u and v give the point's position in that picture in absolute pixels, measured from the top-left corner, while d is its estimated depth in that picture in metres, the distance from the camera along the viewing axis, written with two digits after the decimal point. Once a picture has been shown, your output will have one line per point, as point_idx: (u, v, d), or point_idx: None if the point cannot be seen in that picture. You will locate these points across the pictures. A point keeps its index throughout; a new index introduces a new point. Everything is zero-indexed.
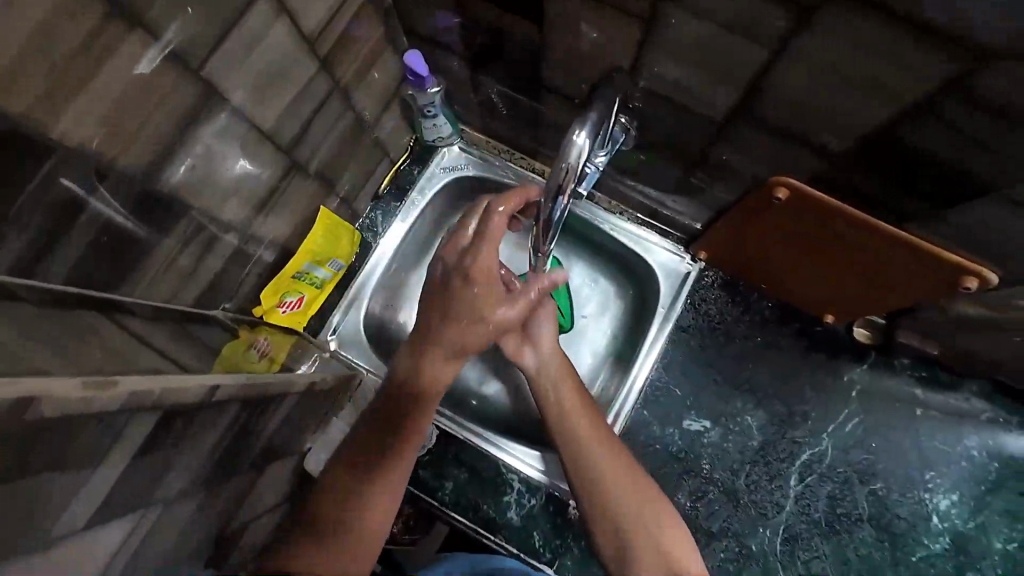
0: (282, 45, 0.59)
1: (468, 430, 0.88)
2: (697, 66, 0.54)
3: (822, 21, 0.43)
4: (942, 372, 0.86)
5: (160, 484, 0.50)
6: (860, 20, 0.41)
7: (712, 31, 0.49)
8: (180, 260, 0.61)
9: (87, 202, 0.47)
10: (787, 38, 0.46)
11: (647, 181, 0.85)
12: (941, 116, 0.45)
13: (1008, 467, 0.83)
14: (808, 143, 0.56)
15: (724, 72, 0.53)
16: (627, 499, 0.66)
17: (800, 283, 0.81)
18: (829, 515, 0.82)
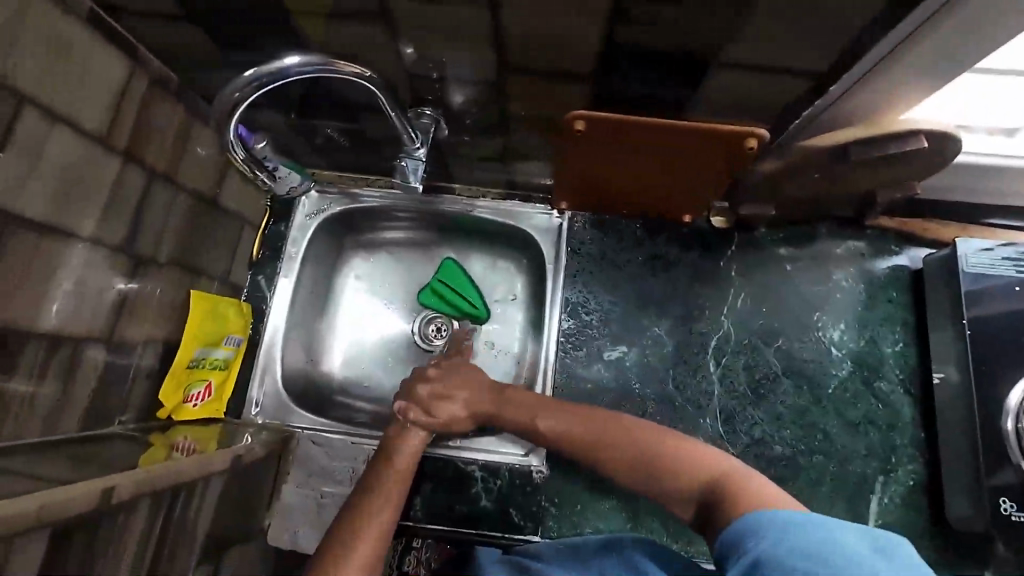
0: (71, 149, 0.62)
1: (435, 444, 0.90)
2: (435, 46, 0.62)
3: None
4: (795, 229, 0.97)
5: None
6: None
7: (429, 22, 0.58)
8: (51, 370, 0.64)
9: None
10: (483, 21, 0.56)
11: (484, 159, 0.91)
12: (631, 14, 0.52)
13: (875, 283, 0.94)
14: (557, 74, 0.63)
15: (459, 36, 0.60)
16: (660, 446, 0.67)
17: (649, 194, 0.88)
18: (752, 385, 0.91)
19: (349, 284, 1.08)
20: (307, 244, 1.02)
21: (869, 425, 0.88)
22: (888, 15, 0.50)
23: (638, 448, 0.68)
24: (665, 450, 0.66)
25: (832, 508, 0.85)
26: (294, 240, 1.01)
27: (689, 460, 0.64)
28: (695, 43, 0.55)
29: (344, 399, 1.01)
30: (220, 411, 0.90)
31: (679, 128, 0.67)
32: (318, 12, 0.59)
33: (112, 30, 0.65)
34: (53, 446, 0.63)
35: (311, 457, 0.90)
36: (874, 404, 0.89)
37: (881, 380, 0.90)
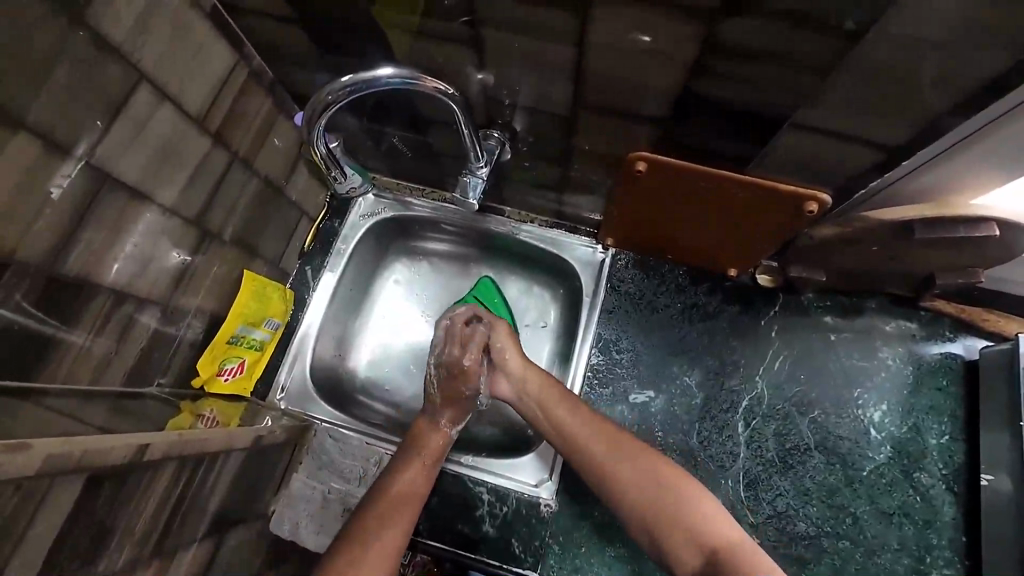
0: (171, 126, 0.68)
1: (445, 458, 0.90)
2: (513, 75, 0.66)
3: (587, 40, 0.55)
4: (844, 299, 0.94)
5: (107, 538, 0.55)
6: (607, 31, 0.53)
7: (514, 53, 0.61)
8: (111, 323, 0.68)
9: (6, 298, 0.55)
10: (566, 57, 0.59)
11: (539, 186, 0.93)
12: (712, 70, 0.53)
13: (923, 367, 0.90)
14: (627, 115, 0.65)
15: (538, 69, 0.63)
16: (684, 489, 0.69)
17: (698, 243, 0.88)
18: (781, 453, 0.87)
19: (389, 286, 1.11)
20: (356, 243, 1.05)
21: (904, 518, 0.83)
22: (973, 100, 0.51)
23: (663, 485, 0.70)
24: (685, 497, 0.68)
25: None
26: (345, 237, 1.05)
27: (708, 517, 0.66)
28: (771, 102, 0.56)
29: (365, 398, 1.02)
30: (247, 390, 0.92)
31: (740, 182, 0.67)
32: (415, 31, 0.63)
33: (227, 25, 0.72)
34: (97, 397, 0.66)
35: (325, 449, 0.90)
36: (911, 496, 0.84)
37: (922, 472, 0.85)
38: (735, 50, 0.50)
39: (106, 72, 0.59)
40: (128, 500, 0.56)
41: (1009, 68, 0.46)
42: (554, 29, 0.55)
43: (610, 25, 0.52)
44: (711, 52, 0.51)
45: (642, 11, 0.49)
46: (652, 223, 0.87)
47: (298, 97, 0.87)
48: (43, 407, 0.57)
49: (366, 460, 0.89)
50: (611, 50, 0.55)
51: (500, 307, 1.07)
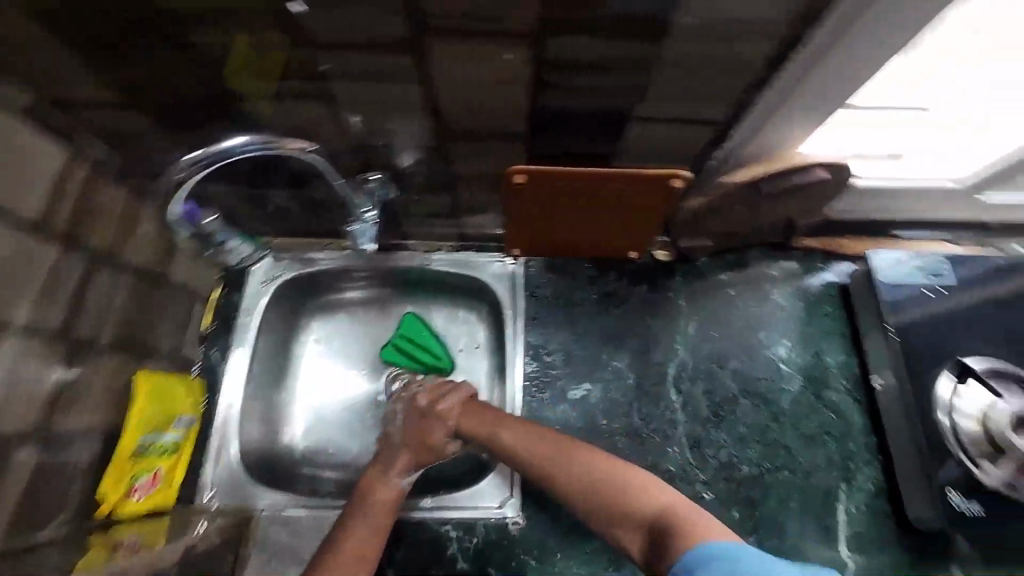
0: (6, 238, 0.61)
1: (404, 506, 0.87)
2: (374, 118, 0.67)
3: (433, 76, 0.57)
4: (731, 256, 1.04)
5: None
6: (447, 65, 0.55)
7: (368, 98, 0.62)
8: None
9: None
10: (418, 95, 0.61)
11: (434, 215, 0.94)
12: (553, 84, 0.58)
13: (808, 300, 1.02)
14: (492, 136, 0.68)
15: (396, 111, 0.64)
16: (605, 472, 0.67)
17: (595, 236, 0.93)
18: (712, 408, 0.94)
19: (310, 348, 1.07)
20: (262, 312, 0.99)
21: (825, 435, 0.92)
22: (770, 74, 0.59)
23: (590, 476, 0.67)
24: (614, 479, 0.66)
25: (802, 520, 0.87)
26: (248, 309, 0.99)
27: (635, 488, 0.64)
28: (612, 104, 0.61)
29: (309, 470, 0.97)
30: (171, 499, 0.83)
31: (609, 176, 0.73)
32: (262, 95, 0.63)
33: (54, 121, 0.67)
34: None
35: (273, 537, 0.84)
36: (826, 414, 0.93)
37: (829, 391, 0.95)
38: (565, 65, 0.55)
39: None
40: None
41: (787, 44, 0.54)
42: (399, 70, 0.57)
43: (448, 59, 0.55)
44: (546, 69, 0.55)
45: (472, 44, 0.52)
46: (548, 229, 0.91)
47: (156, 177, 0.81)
48: None
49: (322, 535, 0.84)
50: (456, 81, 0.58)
51: (429, 339, 1.06)
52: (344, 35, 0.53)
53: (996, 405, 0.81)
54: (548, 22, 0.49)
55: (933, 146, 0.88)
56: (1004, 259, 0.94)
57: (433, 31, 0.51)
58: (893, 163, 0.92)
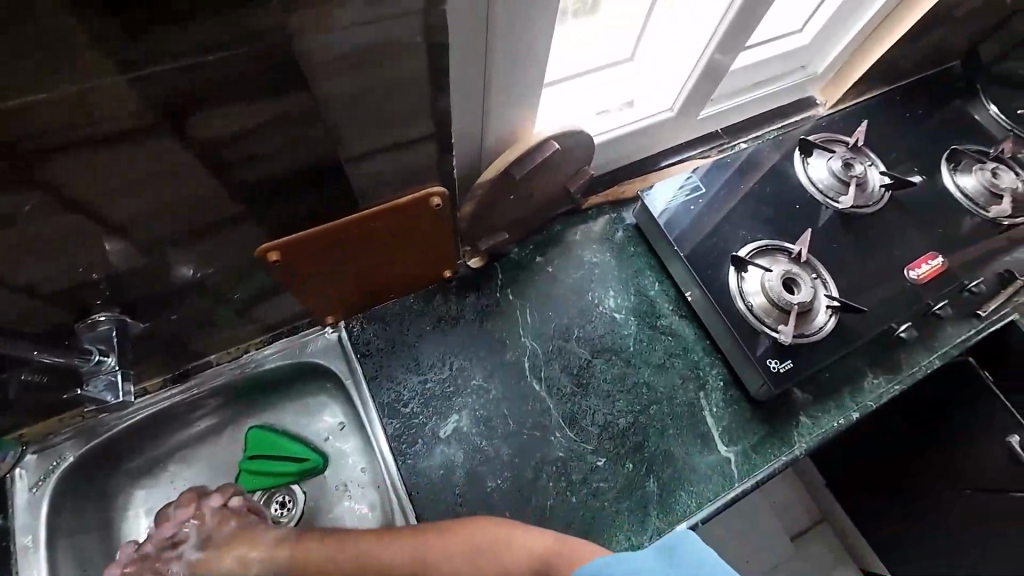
0: None
1: None
2: (53, 257, 0.57)
3: (82, 192, 0.51)
4: (538, 237, 1.09)
5: None
6: (88, 175, 0.49)
7: (21, 239, 0.53)
8: None
9: None
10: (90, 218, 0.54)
11: (218, 323, 0.83)
12: (232, 158, 0.54)
13: (615, 248, 1.11)
14: (211, 225, 0.62)
15: (77, 239, 0.56)
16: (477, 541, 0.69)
17: (399, 272, 0.91)
18: (575, 379, 0.97)
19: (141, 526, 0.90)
20: (45, 520, 0.80)
21: (671, 358, 1.01)
22: None
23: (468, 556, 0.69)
24: (489, 543, 0.68)
25: (683, 442, 0.93)
26: (25, 527, 0.79)
27: (507, 545, 0.67)
28: (312, 154, 0.57)
29: None
30: None
31: (362, 219, 0.70)
32: None
33: None
34: None
35: None
36: (666, 339, 1.03)
37: (661, 318, 1.04)
38: (224, 138, 0.51)
39: None
40: None
41: None
42: (24, 209, 0.50)
43: (82, 169, 0.48)
44: (212, 147, 0.52)
45: (97, 150, 0.47)
46: (348, 286, 0.87)
47: None
48: None
49: None
50: (117, 186, 0.52)
51: (281, 446, 0.95)
52: None
53: (767, 277, 0.95)
54: (162, 112, 0.46)
55: (652, 86, 1.02)
56: (734, 157, 1.11)
57: (29, 159, 0.45)
58: (629, 110, 1.04)
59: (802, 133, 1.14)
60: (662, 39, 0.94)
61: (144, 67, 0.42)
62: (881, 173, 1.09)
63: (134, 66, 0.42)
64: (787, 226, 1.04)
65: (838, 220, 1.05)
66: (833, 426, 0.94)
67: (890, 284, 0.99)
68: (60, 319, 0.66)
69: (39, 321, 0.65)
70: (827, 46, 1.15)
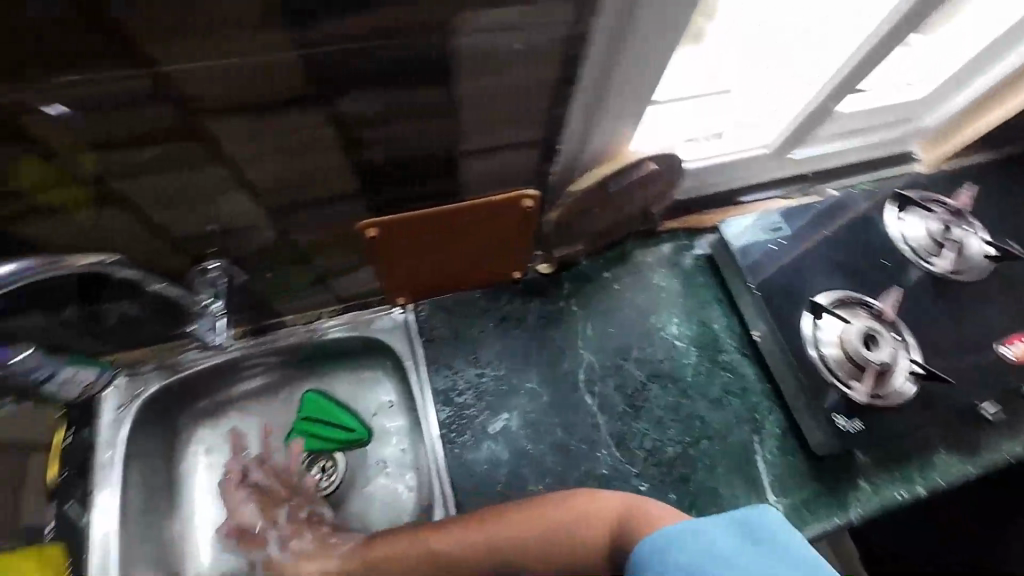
0: None
1: None
2: (191, 206, 0.63)
3: (234, 149, 0.55)
4: (609, 253, 1.09)
5: None
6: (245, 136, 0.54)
7: (172, 184, 0.58)
8: None
9: None
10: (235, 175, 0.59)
11: (304, 287, 0.89)
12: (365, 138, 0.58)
13: (684, 276, 1.09)
14: (328, 197, 0.66)
15: (216, 193, 0.61)
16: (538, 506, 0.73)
17: (475, 267, 0.94)
18: (627, 400, 0.96)
19: (201, 463, 0.96)
20: (124, 441, 0.86)
21: (729, 396, 0.99)
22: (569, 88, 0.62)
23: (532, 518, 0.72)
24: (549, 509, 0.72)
25: (732, 484, 0.91)
26: (106, 443, 0.85)
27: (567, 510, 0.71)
28: (434, 144, 0.61)
29: None
30: None
31: (460, 211, 0.74)
32: (42, 211, 0.57)
33: None
34: None
35: None
36: (726, 375, 1.00)
37: (723, 353, 1.02)
38: (364, 119, 0.55)
39: None
40: None
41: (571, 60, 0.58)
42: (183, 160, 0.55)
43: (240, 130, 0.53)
44: (353, 127, 0.55)
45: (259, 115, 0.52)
46: (427, 272, 0.90)
47: None
48: None
49: None
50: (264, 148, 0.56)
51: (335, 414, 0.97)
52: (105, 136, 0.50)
53: (846, 329, 0.92)
54: (321, 88, 0.50)
55: (745, 120, 1.01)
56: (821, 203, 1.08)
57: (199, 114, 0.50)
58: (716, 141, 1.03)
59: (899, 187, 1.09)
60: (764, 77, 0.93)
61: (316, 47, 0.46)
62: (982, 240, 1.03)
63: (308, 45, 0.46)
64: (872, 279, 1.00)
65: (929, 282, 1.00)
66: (895, 497, 0.89)
67: (979, 358, 0.93)
68: (179, 261, 0.72)
69: (162, 260, 0.71)
70: (937, 100, 1.10)
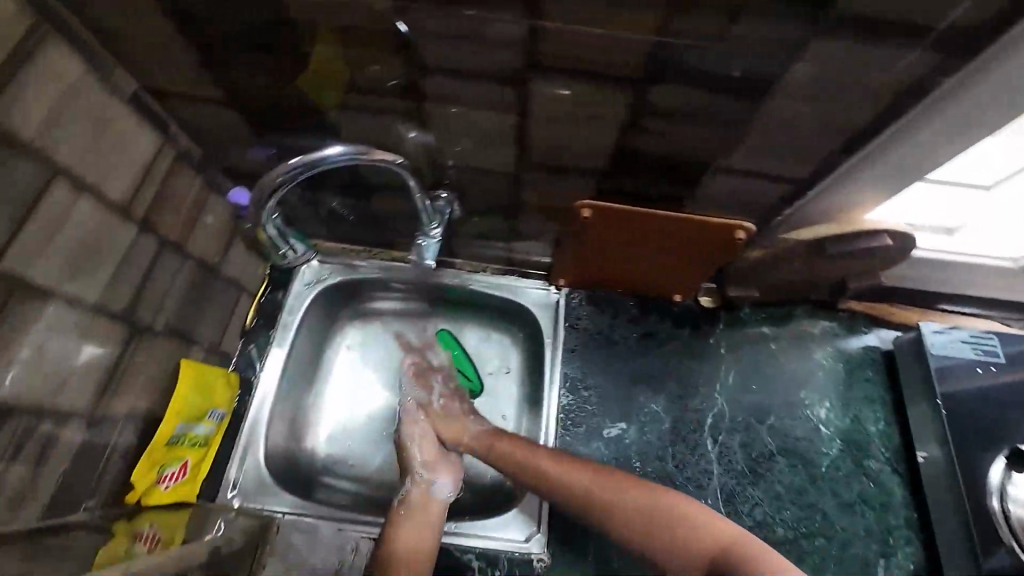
0: (91, 218, 0.62)
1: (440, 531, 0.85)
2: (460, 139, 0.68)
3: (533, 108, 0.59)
4: (774, 310, 1.03)
5: None
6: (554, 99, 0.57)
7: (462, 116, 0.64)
8: (31, 441, 0.59)
9: None
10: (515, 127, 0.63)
11: (490, 238, 0.95)
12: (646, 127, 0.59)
13: (850, 362, 1.00)
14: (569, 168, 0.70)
15: (487, 137, 0.66)
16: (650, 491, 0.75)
17: (645, 275, 0.94)
18: (749, 462, 0.91)
19: (341, 354, 1.05)
20: (302, 314, 0.98)
21: (863, 505, 0.89)
22: (862, 139, 0.60)
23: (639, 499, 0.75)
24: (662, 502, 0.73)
25: None
26: (290, 309, 0.97)
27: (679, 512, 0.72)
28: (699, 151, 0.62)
29: (325, 478, 0.94)
30: (191, 495, 0.81)
31: (674, 220, 0.74)
32: (357, 103, 0.65)
33: (149, 109, 0.69)
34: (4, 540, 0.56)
35: (293, 545, 0.82)
36: (866, 483, 0.91)
37: (870, 459, 0.92)
38: (663, 111, 0.56)
39: (14, 172, 0.53)
40: None
41: (884, 113, 0.56)
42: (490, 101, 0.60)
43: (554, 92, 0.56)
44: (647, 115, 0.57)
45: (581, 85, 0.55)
46: (602, 264, 0.92)
47: (232, 172, 0.83)
48: None
49: (342, 548, 0.82)
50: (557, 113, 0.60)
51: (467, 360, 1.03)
52: (450, 61, 0.55)
53: None
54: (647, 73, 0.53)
55: (991, 224, 0.90)
56: None
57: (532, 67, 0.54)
58: (945, 236, 0.93)
59: None
60: None
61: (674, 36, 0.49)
62: None
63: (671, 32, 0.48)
64: None
65: None
66: None
67: None
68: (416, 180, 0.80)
69: None
70: None
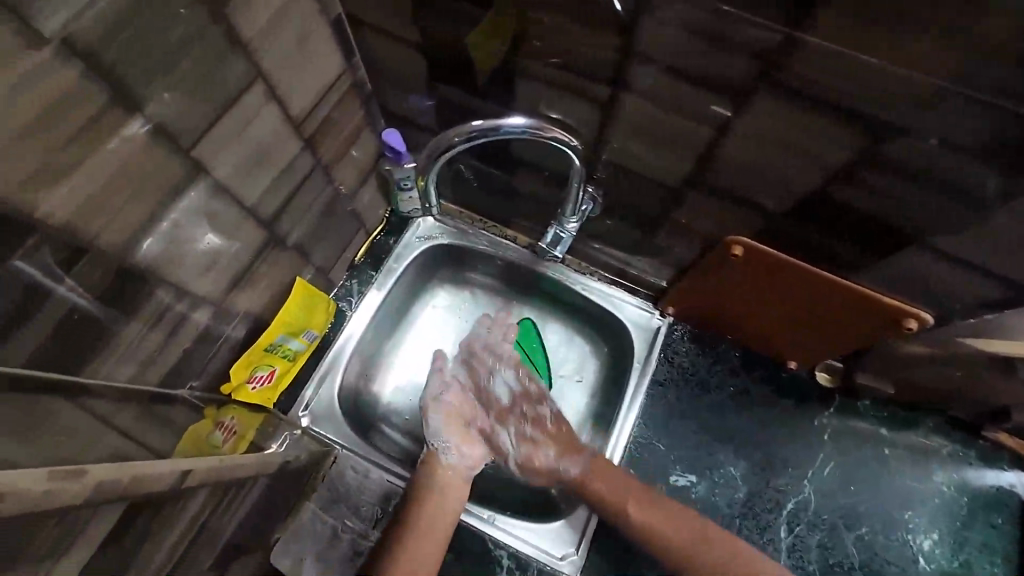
0: (271, 128, 0.66)
1: (479, 518, 0.83)
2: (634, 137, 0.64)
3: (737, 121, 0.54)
4: (900, 412, 0.90)
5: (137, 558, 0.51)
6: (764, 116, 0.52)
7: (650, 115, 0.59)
8: (170, 313, 0.64)
9: (62, 279, 0.50)
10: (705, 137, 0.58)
11: (612, 245, 0.90)
12: (858, 176, 0.53)
13: (977, 500, 0.86)
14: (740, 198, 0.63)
15: (665, 141, 0.62)
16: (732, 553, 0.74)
17: (768, 331, 0.85)
18: (823, 566, 0.81)
19: (427, 311, 1.05)
20: (407, 264, 0.99)
21: None
22: None
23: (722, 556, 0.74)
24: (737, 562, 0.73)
25: None
26: (396, 256, 0.99)
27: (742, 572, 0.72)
28: None
29: (382, 425, 0.96)
30: (269, 402, 0.85)
31: (840, 285, 0.65)
32: (543, 77, 0.62)
33: (345, 36, 0.71)
34: (130, 393, 0.61)
35: (344, 479, 0.84)
36: None
37: None
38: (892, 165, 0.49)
39: (229, 68, 0.56)
40: (170, 501, 0.54)
41: None
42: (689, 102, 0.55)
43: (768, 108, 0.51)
44: (868, 162, 0.51)
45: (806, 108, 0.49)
46: (725, 306, 0.84)
47: (391, 113, 0.85)
48: (71, 410, 0.51)
49: (385, 499, 0.84)
50: (760, 134, 0.54)
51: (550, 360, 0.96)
52: (666, 56, 0.51)
53: None
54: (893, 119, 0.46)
55: None
56: None
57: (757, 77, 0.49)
58: None
59: None
60: None
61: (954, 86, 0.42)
62: None
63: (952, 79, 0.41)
64: None
65: None
66: None
67: None
68: None
69: None
70: None
